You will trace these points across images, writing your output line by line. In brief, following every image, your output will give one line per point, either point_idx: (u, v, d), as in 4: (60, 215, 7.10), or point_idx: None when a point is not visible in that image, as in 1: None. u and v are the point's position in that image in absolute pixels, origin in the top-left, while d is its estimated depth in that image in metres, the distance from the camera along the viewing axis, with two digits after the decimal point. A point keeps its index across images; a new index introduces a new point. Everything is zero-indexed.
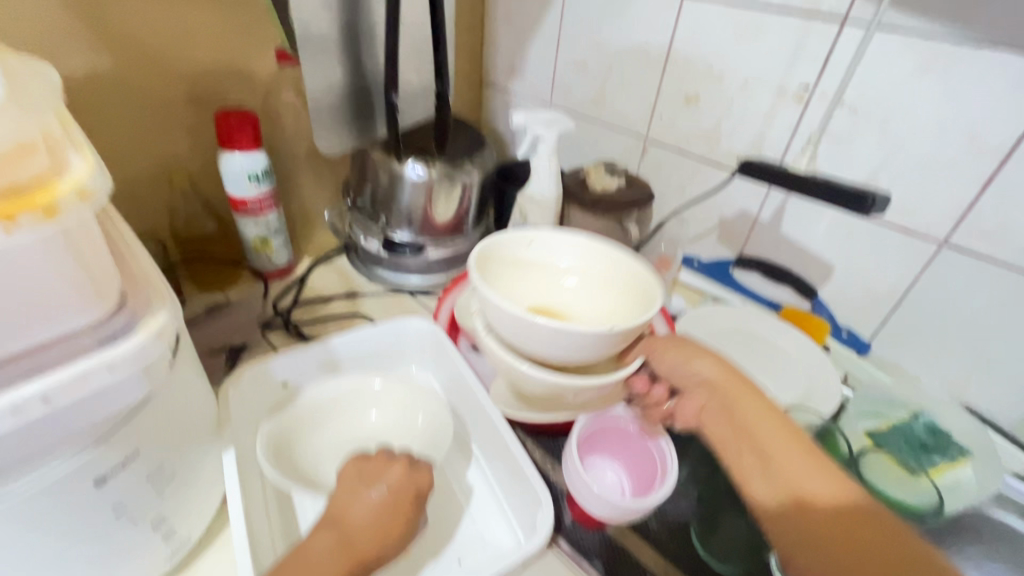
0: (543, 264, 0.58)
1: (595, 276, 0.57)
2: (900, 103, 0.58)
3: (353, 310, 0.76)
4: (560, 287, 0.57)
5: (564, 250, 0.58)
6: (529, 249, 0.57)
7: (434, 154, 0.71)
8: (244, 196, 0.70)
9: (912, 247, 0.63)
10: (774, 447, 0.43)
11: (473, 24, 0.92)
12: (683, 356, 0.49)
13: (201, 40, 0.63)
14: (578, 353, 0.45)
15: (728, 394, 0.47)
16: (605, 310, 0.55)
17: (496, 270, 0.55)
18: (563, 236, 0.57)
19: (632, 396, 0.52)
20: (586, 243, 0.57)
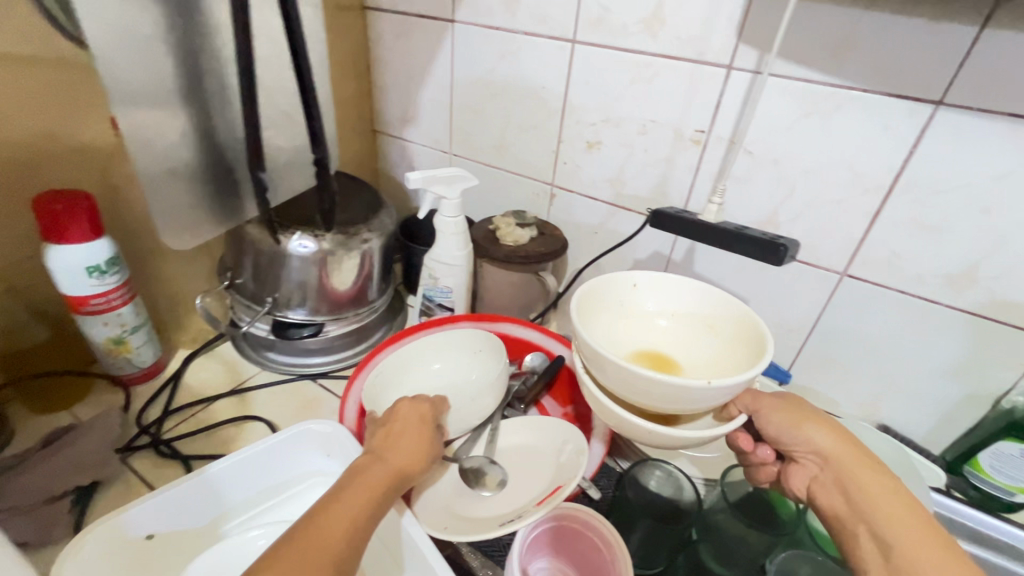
0: (648, 306, 0.54)
1: (701, 321, 0.52)
2: (790, 145, 0.59)
3: (241, 409, 0.65)
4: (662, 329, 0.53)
5: (666, 292, 0.54)
6: (634, 290, 0.54)
7: (321, 225, 0.63)
8: (86, 294, 0.57)
9: (817, 279, 0.65)
10: (881, 514, 0.40)
11: (359, 72, 0.86)
12: (795, 419, 0.46)
13: (5, 111, 0.50)
14: (681, 404, 0.40)
15: (844, 467, 0.43)
16: (711, 359, 0.50)
17: (596, 310, 0.51)
18: (668, 279, 0.54)
19: (736, 451, 0.51)
20: (699, 287, 0.53)
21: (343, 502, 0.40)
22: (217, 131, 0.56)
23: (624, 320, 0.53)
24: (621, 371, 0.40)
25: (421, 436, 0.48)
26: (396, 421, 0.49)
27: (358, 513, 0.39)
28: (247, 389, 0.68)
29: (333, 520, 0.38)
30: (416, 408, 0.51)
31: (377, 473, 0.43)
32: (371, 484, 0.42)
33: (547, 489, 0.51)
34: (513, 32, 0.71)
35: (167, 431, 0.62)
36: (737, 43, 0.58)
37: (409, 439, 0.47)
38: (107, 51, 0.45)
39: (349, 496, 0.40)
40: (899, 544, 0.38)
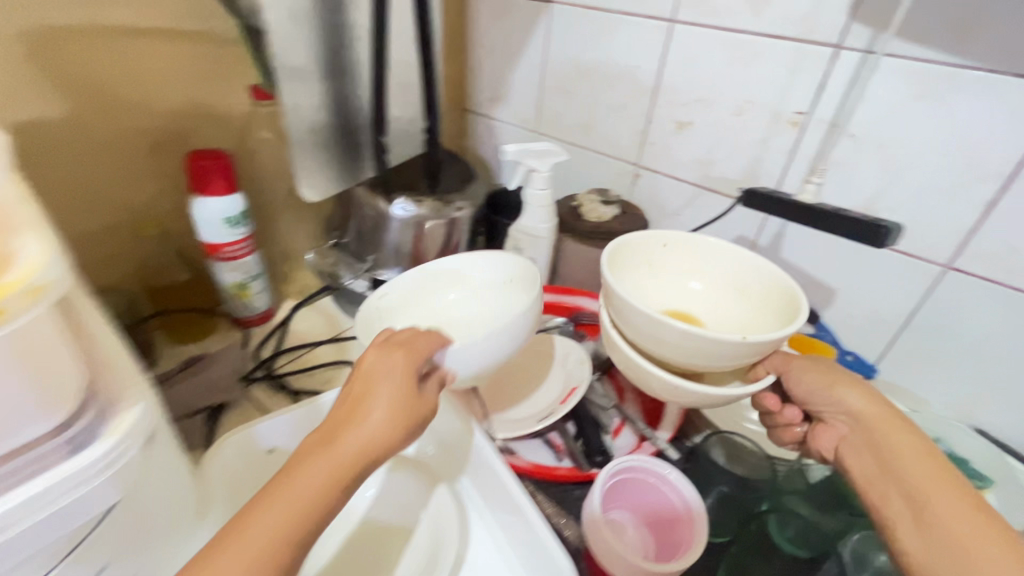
0: (675, 267, 0.57)
1: (729, 282, 0.55)
2: (898, 128, 0.57)
3: (341, 355, 0.72)
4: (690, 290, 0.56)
5: (696, 253, 0.56)
6: (663, 251, 0.56)
7: (423, 191, 0.69)
8: (221, 242, 0.66)
9: (916, 271, 0.62)
10: (914, 474, 0.40)
11: (456, 52, 0.90)
12: (826, 380, 0.48)
13: (171, 78, 0.58)
14: (708, 359, 0.43)
15: (877, 430, 0.44)
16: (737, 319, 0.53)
17: (626, 267, 0.54)
18: (699, 239, 0.56)
19: (764, 413, 0.53)
20: (728, 251, 0.54)
21: (286, 489, 0.34)
22: (348, 100, 0.62)
23: (652, 281, 0.56)
24: (651, 324, 0.43)
25: (385, 403, 0.39)
26: (363, 382, 0.40)
27: (299, 506, 0.34)
28: (345, 338, 0.75)
29: (269, 511, 0.33)
30: (383, 361, 0.41)
31: (326, 465, 0.35)
32: (322, 465, 0.35)
33: (569, 393, 0.61)
34: (610, 12, 0.73)
35: (279, 366, 0.70)
36: (847, 22, 0.57)
37: (368, 410, 0.38)
38: (275, 24, 0.51)
39: (299, 480, 0.35)
40: (932, 506, 0.38)
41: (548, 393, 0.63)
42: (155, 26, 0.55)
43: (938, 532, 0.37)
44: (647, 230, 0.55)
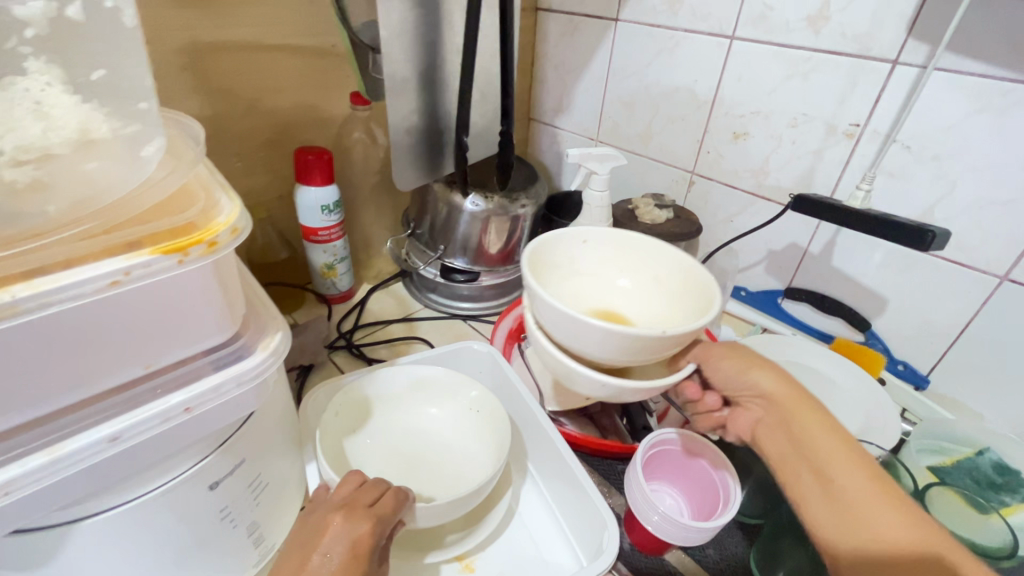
0: (596, 265, 0.53)
1: (650, 275, 0.52)
2: (954, 141, 0.59)
3: (410, 333, 0.80)
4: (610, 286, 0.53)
5: (616, 251, 0.53)
6: (583, 249, 0.53)
7: (492, 189, 0.76)
8: (316, 226, 0.75)
9: (972, 282, 0.63)
10: (820, 450, 0.43)
11: (525, 66, 0.98)
12: (741, 364, 0.48)
13: (287, 86, 0.69)
14: (632, 354, 0.40)
15: (787, 409, 0.46)
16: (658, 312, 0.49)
17: (548, 268, 0.50)
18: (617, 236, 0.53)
19: (685, 400, 0.53)
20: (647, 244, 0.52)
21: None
22: (437, 108, 0.70)
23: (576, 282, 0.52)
24: (575, 324, 0.40)
25: (335, 553, 0.38)
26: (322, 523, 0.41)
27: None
28: (414, 319, 0.83)
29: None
30: (346, 499, 0.43)
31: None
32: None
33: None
34: (673, 30, 0.78)
35: (357, 339, 0.79)
36: (905, 39, 0.59)
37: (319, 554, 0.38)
38: (385, 41, 0.60)
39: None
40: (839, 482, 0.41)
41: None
42: (279, 42, 0.66)
43: (848, 508, 0.41)
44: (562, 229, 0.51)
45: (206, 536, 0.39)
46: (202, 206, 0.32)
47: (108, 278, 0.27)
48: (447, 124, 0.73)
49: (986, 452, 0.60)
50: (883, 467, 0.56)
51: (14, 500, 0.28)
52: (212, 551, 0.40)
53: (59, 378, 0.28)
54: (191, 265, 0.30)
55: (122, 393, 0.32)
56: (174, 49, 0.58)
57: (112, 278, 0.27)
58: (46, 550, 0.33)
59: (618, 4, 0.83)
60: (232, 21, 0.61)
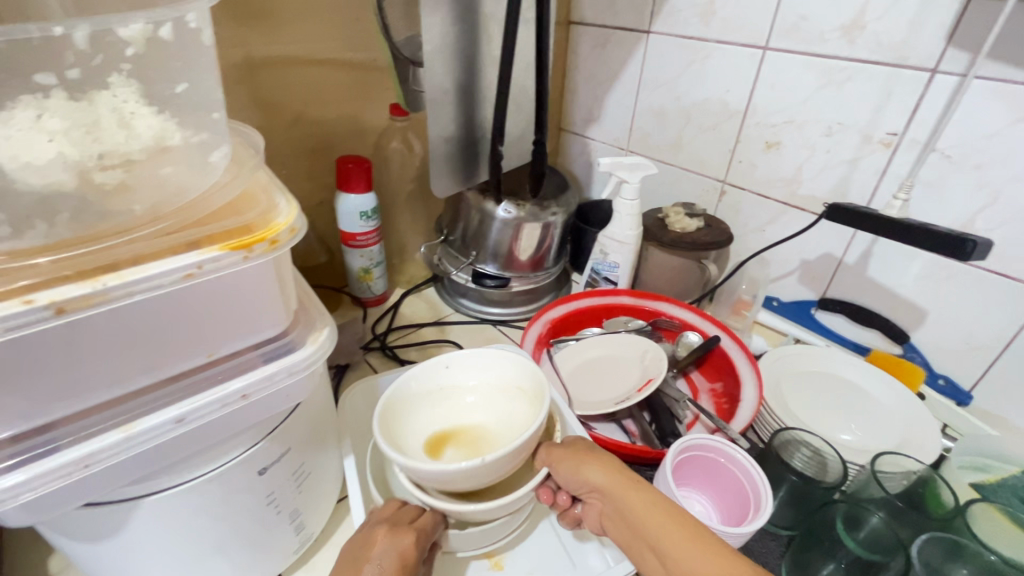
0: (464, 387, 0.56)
1: (508, 387, 0.55)
2: (997, 150, 0.58)
3: (441, 336, 0.83)
4: (473, 402, 0.56)
5: (478, 364, 0.56)
6: (448, 373, 0.56)
7: (524, 198, 0.78)
8: (355, 231, 0.79)
9: (1017, 294, 0.61)
10: (652, 531, 0.41)
11: (557, 78, 1.00)
12: (574, 460, 0.46)
13: (331, 98, 0.73)
14: (470, 484, 0.44)
15: (617, 499, 0.44)
16: (510, 428, 0.52)
17: (411, 402, 0.53)
18: (479, 352, 0.56)
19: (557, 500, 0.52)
20: (506, 357, 0.55)
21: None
22: (472, 119, 0.73)
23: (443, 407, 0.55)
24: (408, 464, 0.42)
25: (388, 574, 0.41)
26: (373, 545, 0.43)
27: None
28: (445, 323, 0.85)
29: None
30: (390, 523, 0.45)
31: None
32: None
33: (645, 385, 0.67)
34: (704, 41, 0.79)
35: (390, 341, 0.81)
36: (945, 47, 0.59)
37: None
38: (426, 55, 0.62)
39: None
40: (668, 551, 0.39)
41: (623, 385, 0.69)
42: (325, 58, 0.70)
43: None
44: (425, 361, 0.54)
45: (253, 518, 0.41)
46: (263, 207, 0.35)
47: (183, 271, 0.30)
48: (482, 135, 0.76)
49: None
50: (921, 482, 0.54)
51: (95, 471, 0.31)
52: (258, 533, 0.42)
53: (137, 360, 0.31)
54: (254, 261, 0.32)
55: (186, 380, 0.34)
56: (230, 66, 0.62)
57: (186, 271, 0.30)
58: (114, 523, 0.36)
59: (651, 16, 0.84)
60: (283, 38, 0.65)
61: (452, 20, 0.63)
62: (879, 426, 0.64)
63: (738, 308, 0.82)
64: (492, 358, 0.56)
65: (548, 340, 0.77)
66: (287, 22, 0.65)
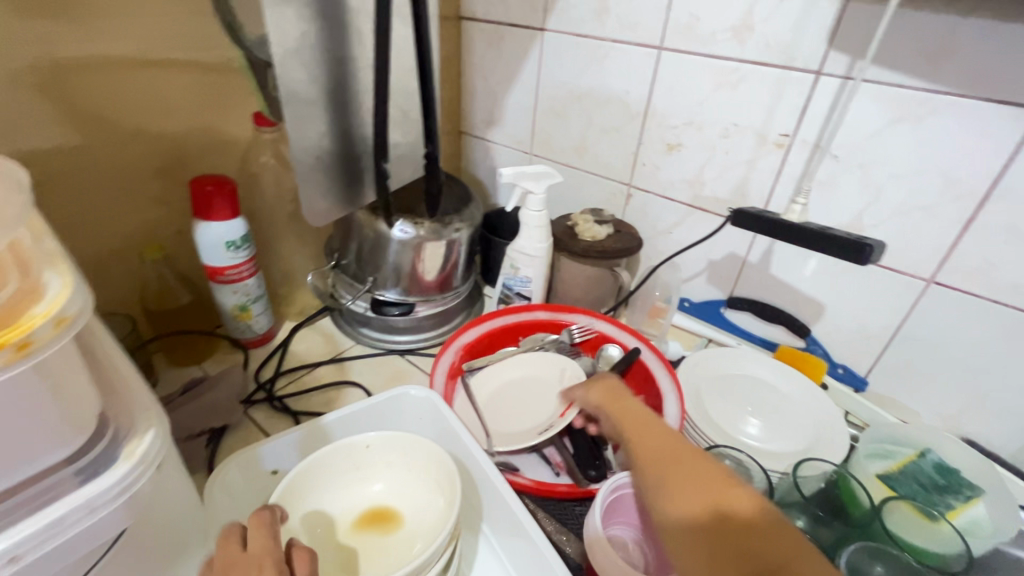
0: (380, 470, 0.51)
1: (425, 476, 0.51)
2: (877, 149, 0.60)
3: (341, 376, 0.73)
4: (399, 486, 0.51)
5: (399, 449, 0.51)
6: (367, 456, 0.51)
7: (422, 214, 0.71)
8: (222, 265, 0.66)
9: (902, 285, 0.64)
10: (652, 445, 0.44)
11: (451, 78, 0.93)
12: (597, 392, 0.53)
13: (175, 106, 0.60)
14: None
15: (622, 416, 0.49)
16: (421, 526, 0.48)
17: (314, 489, 0.49)
18: (402, 437, 0.51)
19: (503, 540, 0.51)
20: (428, 445, 0.51)
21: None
22: (351, 130, 0.64)
23: (350, 491, 0.50)
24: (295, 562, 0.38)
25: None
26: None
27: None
28: (345, 359, 0.76)
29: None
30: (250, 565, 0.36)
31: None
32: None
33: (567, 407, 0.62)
34: (600, 40, 0.75)
35: (279, 389, 0.70)
36: (827, 49, 0.59)
37: None
38: (279, 56, 0.52)
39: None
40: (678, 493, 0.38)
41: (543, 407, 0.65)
42: (163, 59, 0.57)
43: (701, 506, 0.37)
44: (339, 441, 0.50)
45: None
46: (18, 290, 0.26)
47: None
48: (366, 147, 0.67)
49: (927, 453, 0.60)
50: (837, 487, 0.55)
51: None
52: None
53: None
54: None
55: None
56: (21, 71, 0.48)
57: None
58: None
59: (544, 13, 0.79)
60: (101, 33, 0.52)
61: (314, 19, 0.54)
62: (793, 424, 0.65)
63: (652, 314, 0.80)
64: (414, 443, 0.51)
65: (460, 369, 0.71)
66: (101, 15, 0.51)
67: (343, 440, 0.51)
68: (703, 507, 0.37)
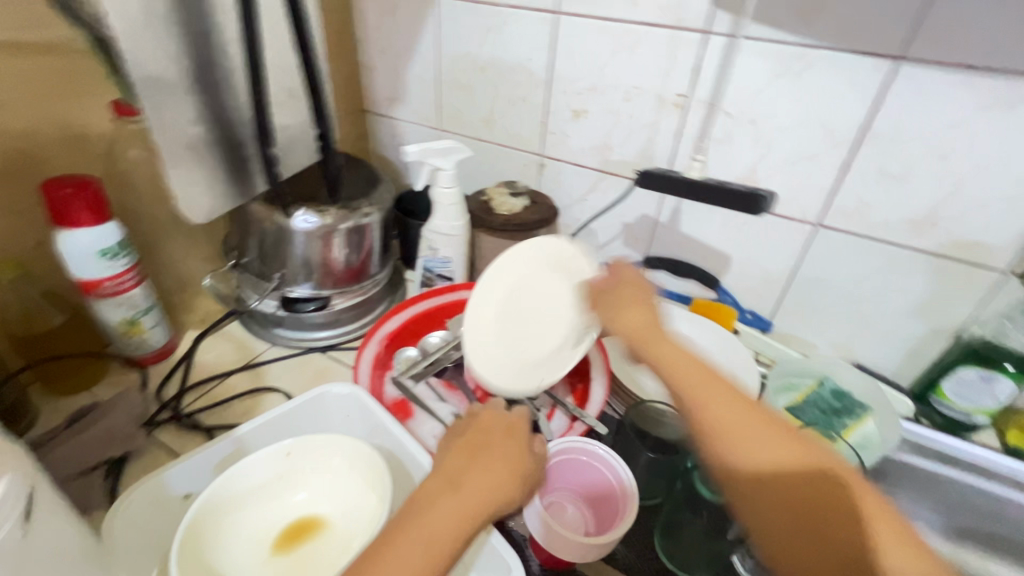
0: (307, 476, 0.48)
1: (354, 474, 0.48)
2: (763, 104, 0.63)
3: (257, 382, 0.68)
4: (328, 490, 0.48)
5: (324, 451, 0.48)
6: (290, 465, 0.48)
7: (324, 201, 0.66)
8: (97, 278, 0.58)
9: (795, 231, 0.69)
10: (703, 392, 0.41)
11: (344, 52, 0.86)
12: (617, 301, 0.49)
13: (7, 97, 0.50)
14: None
15: (651, 337, 0.46)
16: (356, 525, 0.45)
17: (234, 510, 0.45)
18: (324, 438, 0.48)
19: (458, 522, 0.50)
20: (353, 442, 0.48)
21: (413, 547, 0.38)
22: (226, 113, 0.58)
23: (277, 505, 0.47)
24: None
25: (503, 473, 0.44)
26: (464, 454, 0.45)
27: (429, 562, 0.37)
28: (261, 364, 0.70)
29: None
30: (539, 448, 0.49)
31: (409, 551, 0.37)
32: (450, 515, 0.40)
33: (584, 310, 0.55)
34: (496, 6, 0.73)
35: (187, 405, 0.64)
36: (713, 8, 0.61)
37: None
38: (123, 35, 0.46)
39: (423, 535, 0.38)
40: (804, 492, 0.37)
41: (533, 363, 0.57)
42: None
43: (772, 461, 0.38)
44: (256, 454, 0.46)
45: None
46: None
47: None
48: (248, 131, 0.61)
49: (825, 381, 0.66)
50: None
51: None
52: None
53: None
54: None
55: None
56: None
57: None
58: None
59: None
60: None
61: None
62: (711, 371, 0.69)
63: None
64: (338, 443, 0.49)
65: (386, 360, 0.69)
66: None
67: (260, 452, 0.47)
68: (805, 473, 0.37)
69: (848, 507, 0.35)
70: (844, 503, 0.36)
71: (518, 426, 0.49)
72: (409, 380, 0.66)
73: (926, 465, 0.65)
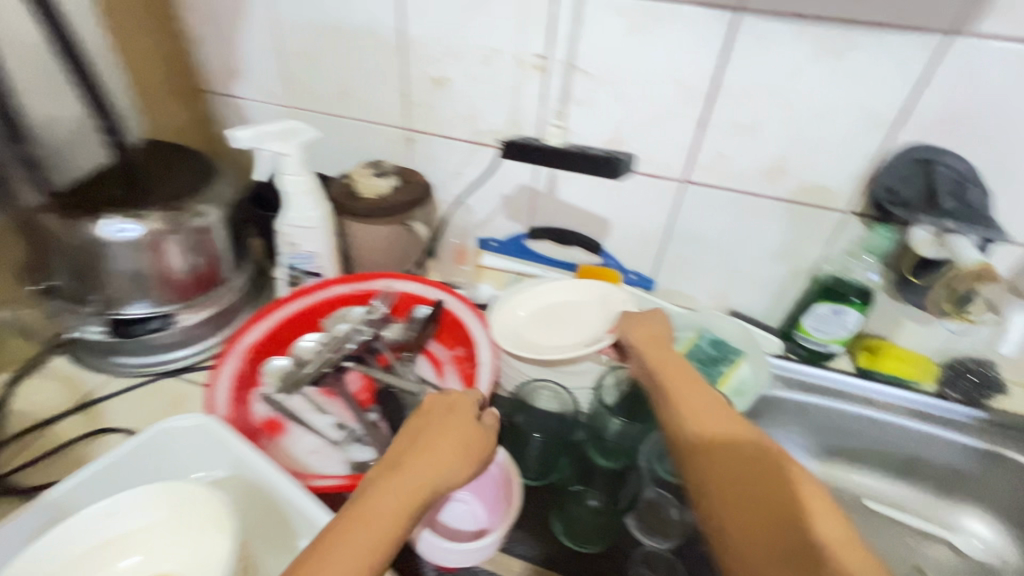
0: (141, 535, 0.40)
1: (198, 523, 0.40)
2: (620, 61, 0.61)
3: (93, 424, 0.58)
4: (169, 548, 0.40)
5: (158, 502, 0.41)
6: (119, 526, 0.40)
7: (140, 204, 0.56)
8: None
9: (664, 189, 0.69)
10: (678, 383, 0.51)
11: (159, 21, 0.73)
12: (633, 318, 0.60)
13: None
14: None
15: (651, 346, 0.56)
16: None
17: None
18: (155, 487, 0.41)
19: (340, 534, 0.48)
20: (192, 487, 0.41)
21: (363, 531, 0.36)
22: None
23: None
24: None
25: (451, 452, 0.43)
26: (413, 436, 0.44)
27: (377, 543, 0.36)
28: (97, 402, 0.60)
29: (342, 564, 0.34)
30: (489, 423, 0.48)
31: (360, 535, 0.36)
32: (393, 498, 0.39)
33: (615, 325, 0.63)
34: None
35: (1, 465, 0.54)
36: None
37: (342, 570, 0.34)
38: None
39: (367, 518, 0.37)
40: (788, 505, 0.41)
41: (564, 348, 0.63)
42: None
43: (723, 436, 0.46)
44: (65, 522, 0.39)
45: None
46: None
47: None
48: None
49: (703, 332, 0.69)
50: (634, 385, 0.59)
51: None
52: None
53: None
54: None
55: None
56: None
57: None
58: None
59: None
60: None
61: None
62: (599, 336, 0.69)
63: (460, 259, 0.79)
64: (175, 491, 0.41)
65: (251, 375, 0.62)
66: None
67: (74, 518, 0.39)
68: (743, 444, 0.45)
69: (822, 518, 0.40)
70: (821, 522, 0.40)
71: (463, 404, 0.48)
72: (279, 398, 0.60)
73: (794, 397, 0.70)
